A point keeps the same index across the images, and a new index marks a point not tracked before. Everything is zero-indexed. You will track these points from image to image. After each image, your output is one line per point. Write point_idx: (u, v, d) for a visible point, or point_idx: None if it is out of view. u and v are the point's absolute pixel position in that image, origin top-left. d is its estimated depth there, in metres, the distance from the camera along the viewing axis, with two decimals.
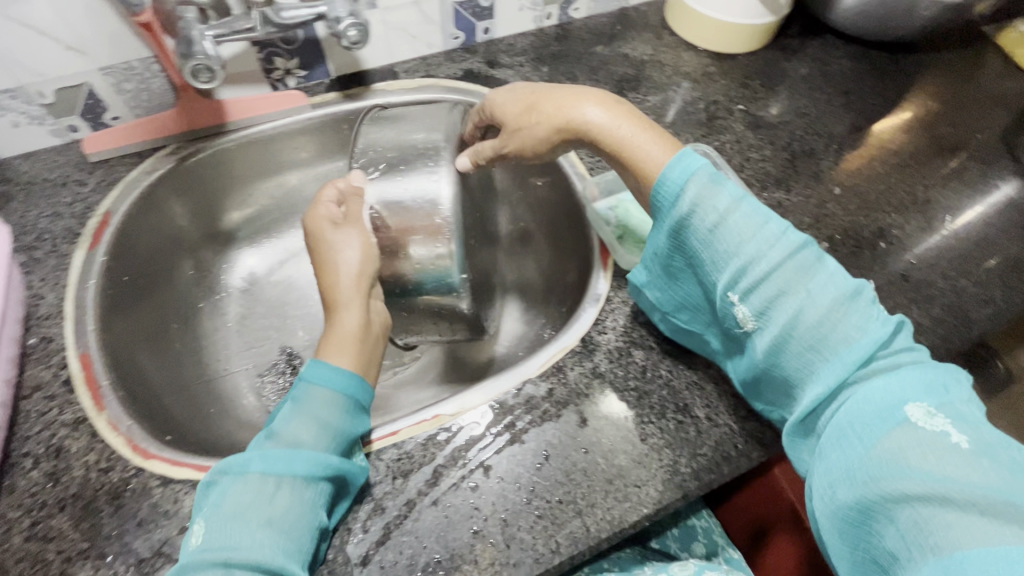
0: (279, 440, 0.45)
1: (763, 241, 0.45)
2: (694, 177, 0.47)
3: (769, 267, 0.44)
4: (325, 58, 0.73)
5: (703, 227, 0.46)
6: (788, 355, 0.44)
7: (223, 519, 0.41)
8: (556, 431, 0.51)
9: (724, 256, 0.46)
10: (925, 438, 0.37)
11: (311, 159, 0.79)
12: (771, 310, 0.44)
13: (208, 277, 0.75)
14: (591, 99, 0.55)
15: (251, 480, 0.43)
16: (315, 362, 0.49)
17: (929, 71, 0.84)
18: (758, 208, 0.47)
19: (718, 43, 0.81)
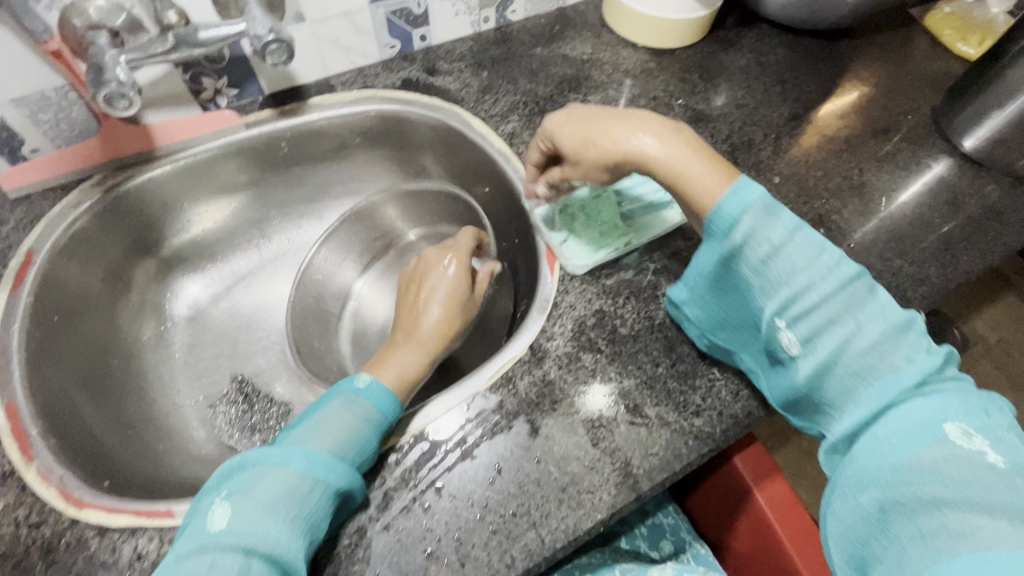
0: (320, 441, 0.46)
1: (818, 271, 0.45)
2: (751, 209, 0.45)
3: (822, 296, 0.44)
4: (256, 75, 0.71)
5: (756, 258, 0.46)
6: (832, 379, 0.45)
7: (252, 506, 0.42)
8: (507, 444, 0.50)
9: (776, 285, 0.46)
10: (963, 456, 0.38)
11: (252, 179, 0.76)
12: (819, 338, 0.45)
13: (150, 308, 0.73)
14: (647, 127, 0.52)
15: (287, 475, 0.44)
16: (374, 385, 0.52)
17: (861, 56, 0.85)
18: (814, 238, 0.46)
19: (656, 39, 0.82)
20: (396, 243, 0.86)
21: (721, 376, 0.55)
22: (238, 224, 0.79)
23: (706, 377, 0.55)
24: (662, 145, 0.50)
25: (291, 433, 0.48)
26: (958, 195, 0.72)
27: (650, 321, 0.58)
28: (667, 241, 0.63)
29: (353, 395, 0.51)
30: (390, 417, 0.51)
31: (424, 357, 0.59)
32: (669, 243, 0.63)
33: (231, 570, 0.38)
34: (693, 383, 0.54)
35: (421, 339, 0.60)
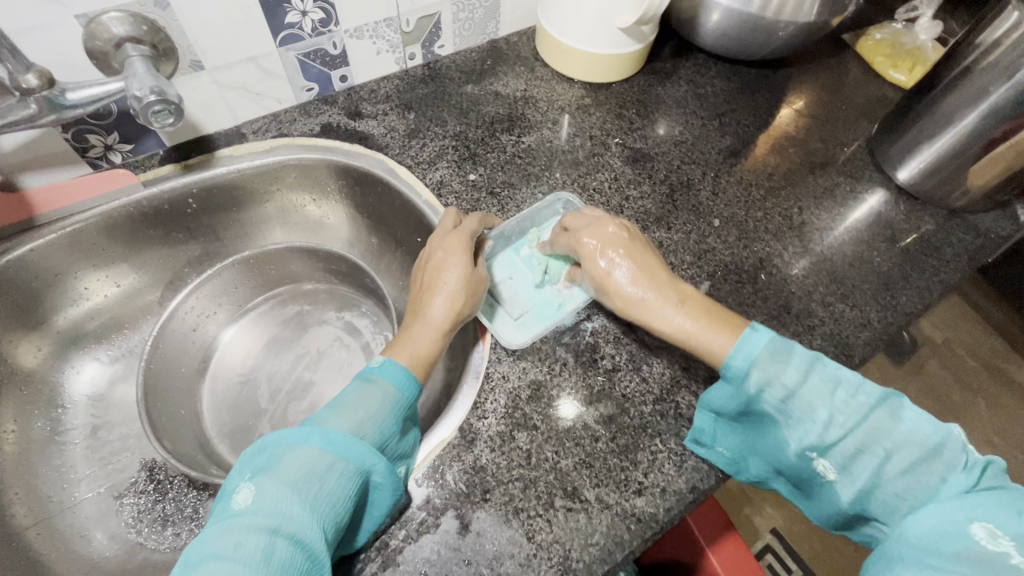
0: (340, 422, 0.44)
1: (835, 407, 0.44)
2: (759, 358, 0.46)
3: (843, 430, 0.44)
4: (152, 131, 0.64)
5: (774, 399, 0.46)
6: (871, 504, 0.44)
7: (274, 485, 0.38)
8: (434, 545, 0.46)
9: (798, 419, 0.45)
10: (994, 560, 0.36)
11: (159, 240, 0.70)
12: (851, 468, 0.44)
13: (44, 392, 0.65)
14: (653, 283, 0.53)
15: (306, 454, 0.41)
16: (388, 363, 0.49)
17: (797, 85, 0.85)
18: (829, 371, 0.46)
19: (590, 73, 0.79)
20: (328, 296, 0.80)
21: (663, 448, 0.52)
22: (146, 289, 0.72)
23: (649, 449, 0.52)
24: (659, 304, 0.52)
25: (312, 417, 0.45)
26: (895, 230, 0.71)
27: (588, 390, 0.54)
28: None
29: (370, 375, 0.49)
30: (411, 395, 0.49)
31: (441, 333, 0.53)
32: None
33: (255, 553, 0.35)
34: (634, 458, 0.51)
35: (430, 319, 0.53)
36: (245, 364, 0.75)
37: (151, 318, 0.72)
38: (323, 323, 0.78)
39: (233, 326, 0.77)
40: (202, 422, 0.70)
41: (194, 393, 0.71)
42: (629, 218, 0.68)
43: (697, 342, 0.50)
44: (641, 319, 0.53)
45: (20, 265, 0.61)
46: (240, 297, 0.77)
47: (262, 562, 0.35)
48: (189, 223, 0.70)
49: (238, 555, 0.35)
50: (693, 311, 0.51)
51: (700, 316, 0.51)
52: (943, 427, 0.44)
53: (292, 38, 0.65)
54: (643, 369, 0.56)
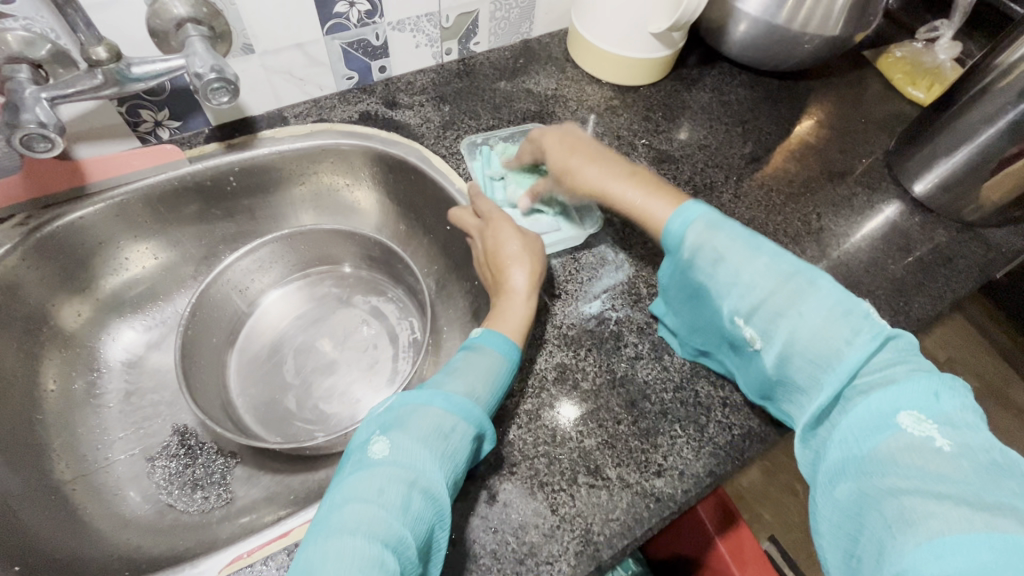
0: (457, 386, 0.47)
1: (756, 273, 0.47)
2: (692, 225, 0.51)
3: (762, 298, 0.46)
4: (200, 108, 0.67)
5: (706, 265, 0.49)
6: (790, 367, 0.45)
7: (408, 440, 0.42)
8: (463, 512, 0.48)
9: (724, 286, 0.48)
10: (915, 445, 0.36)
11: (199, 214, 0.72)
12: (772, 332, 0.46)
13: (82, 355, 0.67)
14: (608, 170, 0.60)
15: (431, 413, 0.44)
16: (490, 333, 0.52)
17: (818, 97, 0.87)
18: (759, 244, 0.48)
19: (619, 76, 0.81)
20: (354, 278, 0.82)
21: (682, 433, 0.54)
22: (182, 261, 0.74)
23: (669, 434, 0.54)
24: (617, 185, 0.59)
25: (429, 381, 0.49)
26: (909, 240, 0.73)
27: (611, 375, 0.57)
28: (629, 289, 0.63)
29: (474, 344, 0.52)
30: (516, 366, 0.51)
31: (528, 298, 0.56)
32: (630, 291, 0.63)
33: (394, 502, 0.38)
34: (654, 441, 0.53)
35: (517, 291, 0.56)
36: (274, 340, 0.77)
37: (184, 291, 0.74)
38: (349, 304, 0.80)
39: (262, 304, 0.79)
40: (231, 394, 0.72)
41: (223, 365, 0.74)
42: None
43: (648, 208, 0.56)
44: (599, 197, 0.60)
45: (69, 231, 0.63)
46: (271, 275, 0.78)
47: (401, 511, 0.38)
48: (228, 200, 0.73)
49: (381, 500, 0.38)
50: (642, 185, 0.57)
51: (645, 189, 0.57)
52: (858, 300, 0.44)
53: (338, 28, 0.68)
54: (664, 358, 0.58)
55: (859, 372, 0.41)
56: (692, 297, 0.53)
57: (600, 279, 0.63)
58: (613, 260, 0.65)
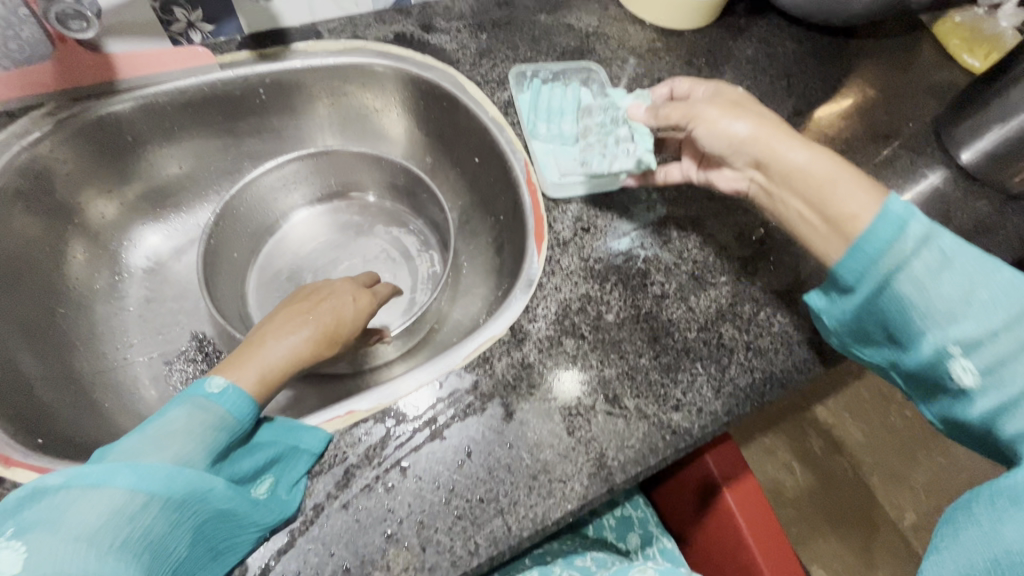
0: (157, 454, 0.39)
1: (987, 300, 0.41)
2: (909, 229, 0.42)
3: (997, 329, 0.40)
4: (234, 11, 0.65)
5: (922, 280, 0.42)
6: (999, 411, 0.41)
7: (61, 541, 0.34)
8: (480, 426, 0.48)
9: (945, 311, 0.41)
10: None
11: (222, 124, 0.70)
12: (1001, 375, 0.40)
13: (106, 256, 0.68)
14: (781, 143, 0.50)
15: (110, 494, 0.36)
16: (230, 388, 0.44)
17: (869, 58, 0.83)
18: (989, 266, 0.42)
19: (664, 17, 0.78)
20: (378, 209, 0.81)
21: (703, 371, 0.54)
22: (207, 175, 0.73)
23: (689, 371, 0.53)
24: (801, 160, 0.49)
25: (117, 445, 0.40)
26: (950, 207, 0.71)
27: (635, 310, 0.56)
28: (659, 229, 0.61)
29: (201, 398, 0.44)
30: (249, 422, 0.45)
31: (293, 361, 0.49)
32: (660, 231, 0.61)
33: None
34: (674, 377, 0.53)
35: (293, 350, 0.49)
36: (294, 263, 0.77)
37: (209, 202, 0.74)
38: (370, 234, 0.80)
39: (286, 224, 0.78)
40: (249, 311, 0.72)
41: (243, 282, 0.73)
42: None
43: (831, 195, 0.47)
44: (778, 172, 0.50)
45: (101, 122, 0.63)
46: (296, 194, 0.77)
47: None
48: (256, 113, 0.71)
49: None
50: (846, 172, 0.48)
51: (846, 171, 0.48)
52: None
53: None
54: (690, 299, 0.57)
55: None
56: (865, 319, 0.47)
57: (631, 217, 0.62)
58: (646, 199, 0.63)
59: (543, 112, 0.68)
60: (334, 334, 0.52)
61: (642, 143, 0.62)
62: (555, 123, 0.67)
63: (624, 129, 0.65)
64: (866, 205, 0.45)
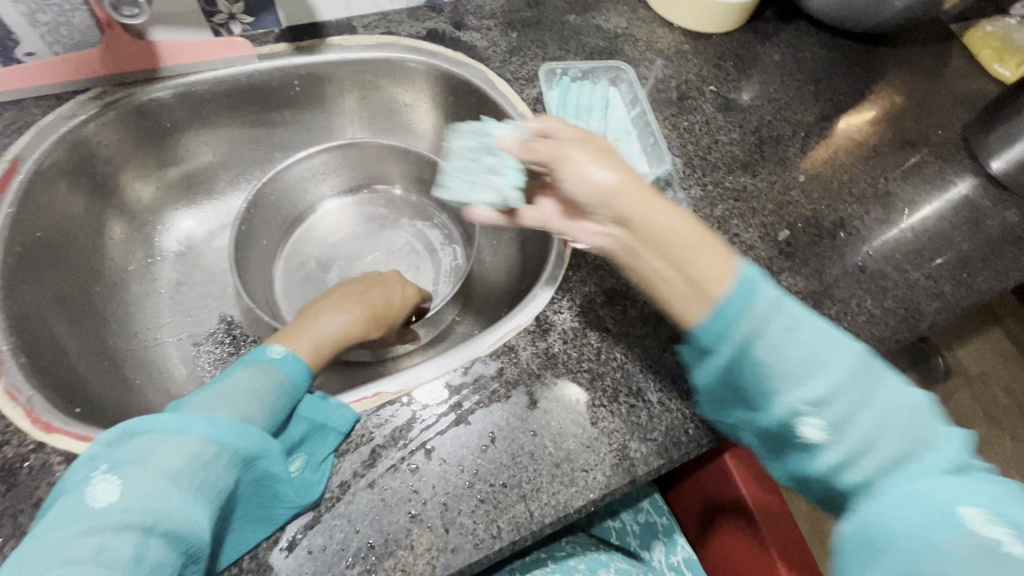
0: (227, 410, 0.42)
1: (822, 363, 0.37)
2: (765, 295, 0.37)
3: (831, 391, 0.36)
4: (274, 5, 0.67)
5: (769, 344, 0.36)
6: (844, 474, 0.37)
7: (149, 479, 0.36)
8: (504, 413, 0.49)
9: (797, 371, 0.37)
10: (984, 551, 0.30)
11: (257, 114, 0.72)
12: (838, 436, 0.36)
13: (140, 238, 0.69)
14: (650, 203, 0.42)
15: (186, 442, 0.38)
16: (290, 356, 0.48)
17: (898, 65, 0.83)
18: (820, 327, 0.38)
19: (693, 20, 0.79)
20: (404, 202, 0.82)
21: None
22: (240, 164, 0.75)
23: None
24: (668, 222, 0.41)
25: (188, 400, 0.43)
26: (979, 215, 0.70)
27: None
28: None
29: (265, 364, 0.47)
30: (301, 389, 0.48)
31: (343, 335, 0.55)
32: None
33: (121, 556, 0.33)
34: None
35: (345, 326, 0.55)
36: (320, 252, 0.78)
37: (240, 190, 0.76)
38: (395, 226, 0.81)
39: (314, 213, 0.80)
40: (276, 297, 0.74)
41: (270, 269, 0.75)
42: (716, 160, 0.68)
43: (690, 266, 0.39)
44: (642, 235, 0.41)
45: (144, 107, 0.65)
46: (326, 185, 0.79)
47: (132, 564, 0.33)
48: (289, 104, 0.73)
49: (100, 559, 0.32)
50: (688, 243, 0.40)
51: (691, 231, 0.41)
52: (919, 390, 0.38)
53: None
54: None
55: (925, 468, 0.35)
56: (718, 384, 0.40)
57: None
58: (672, 198, 0.64)
59: (571, 110, 0.69)
60: (377, 320, 0.59)
61: (511, 179, 0.55)
62: (583, 120, 0.69)
63: (491, 158, 0.56)
64: (716, 272, 0.38)
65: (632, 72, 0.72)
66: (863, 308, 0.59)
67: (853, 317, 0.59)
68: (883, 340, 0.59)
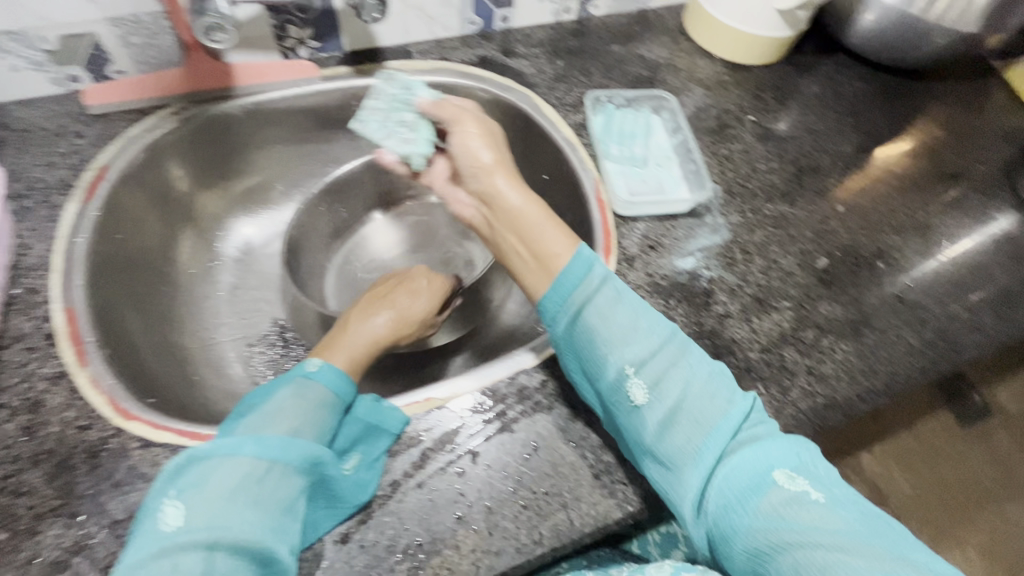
0: (275, 427, 0.44)
1: (634, 333, 0.48)
2: (592, 274, 0.50)
3: (643, 357, 0.47)
4: (340, 31, 0.72)
5: (594, 314, 0.49)
6: (672, 437, 0.45)
7: (210, 500, 0.40)
8: (547, 424, 0.51)
9: (618, 338, 0.48)
10: (795, 500, 0.41)
11: (316, 132, 0.76)
12: (657, 398, 0.46)
13: (203, 243, 0.74)
14: (503, 183, 0.55)
15: (240, 463, 0.42)
16: (326, 367, 0.50)
17: (938, 100, 0.84)
18: (632, 304, 0.50)
19: (734, 52, 0.82)
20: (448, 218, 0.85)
21: (764, 392, 0.55)
22: (297, 176, 0.79)
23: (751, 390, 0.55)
24: (519, 202, 0.54)
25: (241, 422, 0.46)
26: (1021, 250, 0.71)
27: (699, 327, 0.58)
28: (724, 252, 0.63)
29: (305, 379, 0.49)
30: (345, 398, 0.50)
31: (377, 343, 0.57)
32: (725, 254, 0.63)
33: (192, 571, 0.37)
34: None
35: (375, 334, 0.57)
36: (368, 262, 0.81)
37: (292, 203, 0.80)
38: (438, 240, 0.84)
39: (365, 226, 0.83)
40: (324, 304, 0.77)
41: (320, 276, 0.79)
42: (754, 188, 0.70)
43: (537, 240, 0.52)
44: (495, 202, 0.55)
45: (217, 121, 0.69)
46: (375, 199, 0.83)
47: None
48: (347, 124, 0.77)
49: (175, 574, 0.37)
50: (534, 212, 0.53)
51: (539, 208, 0.54)
52: (717, 366, 0.49)
53: None
54: (753, 321, 0.59)
55: (736, 435, 0.45)
56: (562, 350, 0.51)
57: (697, 238, 0.64)
58: (711, 222, 0.66)
59: (615, 136, 0.72)
60: (409, 319, 0.60)
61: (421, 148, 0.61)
62: (626, 145, 0.72)
63: (410, 113, 0.62)
64: (561, 245, 0.51)
65: (675, 101, 0.74)
66: (902, 338, 0.60)
67: (892, 347, 0.60)
68: (923, 371, 0.59)
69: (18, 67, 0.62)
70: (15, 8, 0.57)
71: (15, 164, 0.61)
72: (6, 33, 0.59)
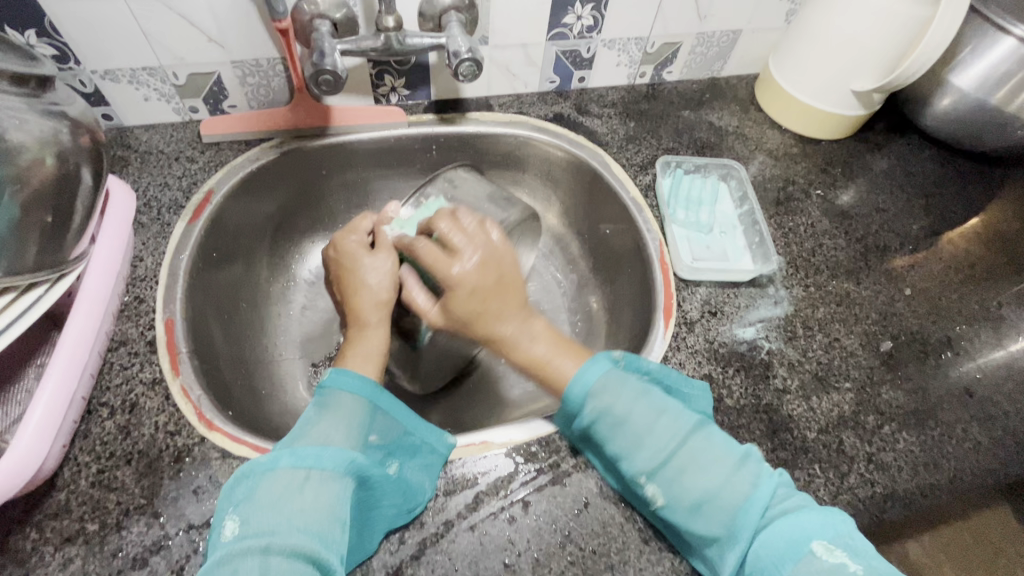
0: (307, 439, 0.45)
1: (650, 433, 0.47)
2: (599, 385, 0.49)
3: (662, 456, 0.46)
4: (430, 82, 0.77)
5: (608, 424, 0.48)
6: (702, 523, 0.44)
7: (258, 508, 0.40)
8: (599, 481, 0.51)
9: (633, 443, 0.47)
10: (832, 573, 0.39)
11: (395, 171, 0.82)
12: (677, 491, 0.45)
13: (282, 265, 0.79)
14: (497, 317, 0.56)
15: (279, 476, 0.42)
16: (336, 372, 0.51)
17: (1014, 188, 0.83)
18: (648, 399, 0.48)
19: (804, 126, 0.83)
20: None
21: (821, 474, 0.54)
22: (371, 209, 0.84)
23: (808, 471, 0.54)
24: (522, 334, 0.56)
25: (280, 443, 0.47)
26: None
27: (757, 400, 0.58)
28: (785, 325, 0.64)
29: (322, 397, 0.50)
30: (364, 396, 0.50)
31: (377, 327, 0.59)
32: (786, 327, 0.64)
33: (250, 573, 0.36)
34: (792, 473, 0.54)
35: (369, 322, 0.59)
36: None
37: None
38: None
39: None
40: None
41: None
42: (819, 262, 0.70)
43: (553, 365, 0.54)
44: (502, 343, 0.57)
45: (311, 155, 0.75)
46: None
47: None
48: (425, 165, 0.82)
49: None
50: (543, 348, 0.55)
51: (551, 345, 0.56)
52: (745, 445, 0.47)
53: (560, 36, 0.76)
54: (812, 399, 0.59)
55: (767, 510, 0.43)
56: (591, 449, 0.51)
57: (758, 308, 0.65)
58: (773, 294, 0.66)
59: (682, 203, 0.75)
60: (376, 290, 0.61)
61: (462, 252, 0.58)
62: (693, 211, 0.74)
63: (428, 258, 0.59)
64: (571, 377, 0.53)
65: (743, 170, 0.76)
66: (969, 434, 0.58)
67: (958, 442, 0.58)
68: (991, 472, 0.57)
69: (149, 98, 0.70)
70: (157, 49, 0.65)
71: (135, 182, 0.68)
72: (145, 69, 0.67)
